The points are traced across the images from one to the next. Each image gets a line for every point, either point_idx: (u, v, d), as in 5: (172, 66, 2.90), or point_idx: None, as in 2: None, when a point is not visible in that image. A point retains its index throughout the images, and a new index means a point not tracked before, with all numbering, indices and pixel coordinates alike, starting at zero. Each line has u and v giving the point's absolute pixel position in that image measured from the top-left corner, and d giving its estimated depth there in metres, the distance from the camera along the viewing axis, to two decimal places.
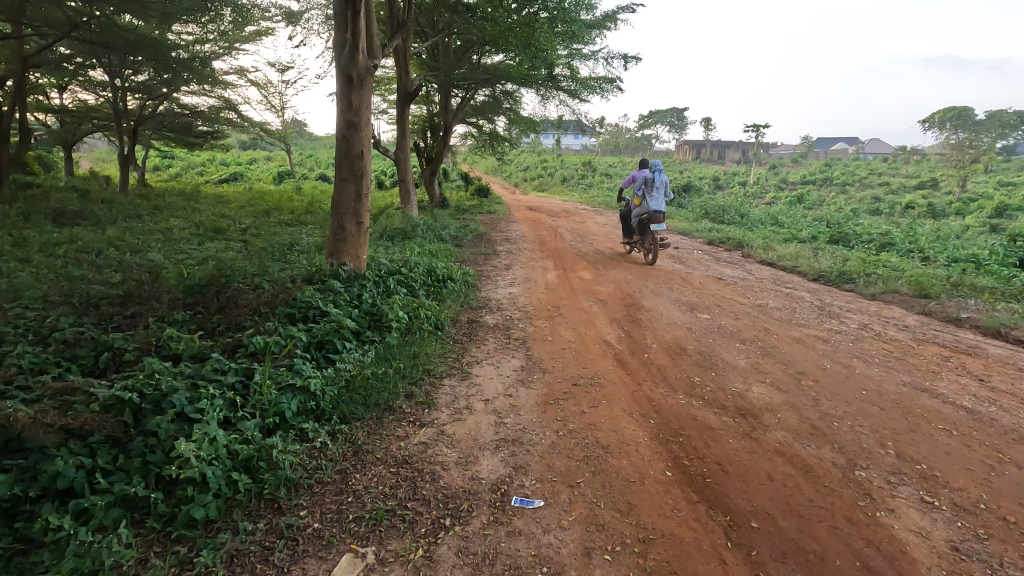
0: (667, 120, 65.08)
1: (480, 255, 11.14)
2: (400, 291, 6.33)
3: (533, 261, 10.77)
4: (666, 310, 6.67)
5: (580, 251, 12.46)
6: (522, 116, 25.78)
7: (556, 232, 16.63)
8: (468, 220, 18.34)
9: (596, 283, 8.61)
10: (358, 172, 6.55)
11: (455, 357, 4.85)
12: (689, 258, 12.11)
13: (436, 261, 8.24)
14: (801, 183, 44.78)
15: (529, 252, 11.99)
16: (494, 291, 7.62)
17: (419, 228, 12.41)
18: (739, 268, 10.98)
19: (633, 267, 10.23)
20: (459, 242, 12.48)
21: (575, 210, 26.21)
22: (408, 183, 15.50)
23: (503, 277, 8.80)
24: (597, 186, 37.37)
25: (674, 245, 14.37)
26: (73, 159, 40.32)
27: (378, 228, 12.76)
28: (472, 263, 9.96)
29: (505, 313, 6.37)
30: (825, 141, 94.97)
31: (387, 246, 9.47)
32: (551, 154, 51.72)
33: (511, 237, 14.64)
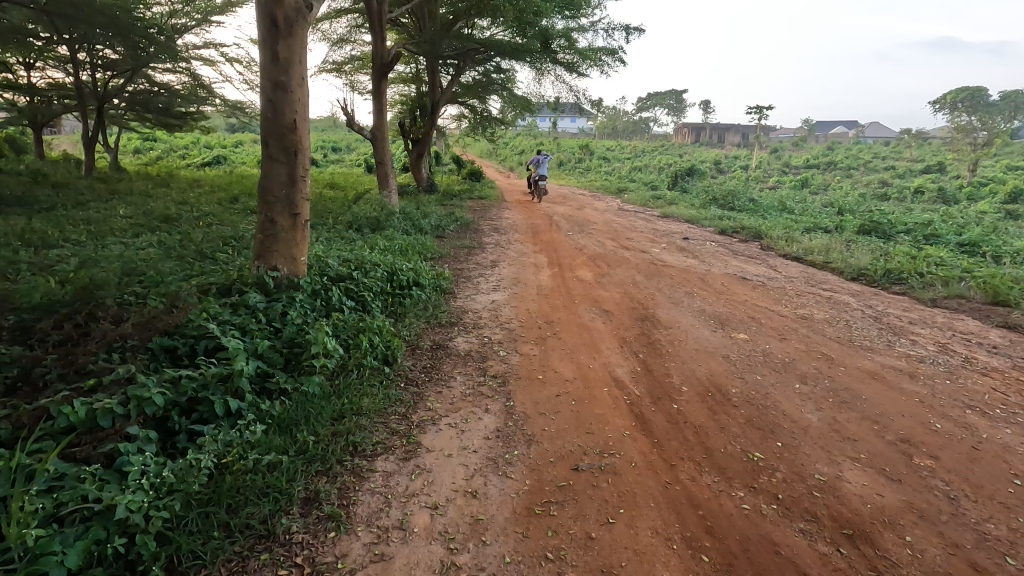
0: (666, 103, 63.11)
1: (462, 248, 9.67)
2: (344, 304, 4.85)
3: (524, 256, 9.31)
4: (690, 326, 5.22)
5: (578, 243, 11.02)
6: (515, 95, 24.07)
7: (551, 220, 15.15)
8: (455, 206, 16.84)
9: (600, 284, 7.16)
10: (290, 148, 4.99)
11: (401, 412, 3.39)
12: (702, 251, 10.68)
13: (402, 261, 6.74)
14: (806, 167, 43.22)
15: (520, 245, 10.53)
16: (472, 299, 6.17)
17: (395, 217, 10.92)
18: (761, 263, 9.57)
19: (640, 263, 8.79)
20: (441, 233, 11.01)
21: (572, 196, 24.63)
22: (386, 165, 13.89)
23: (487, 278, 7.35)
24: (594, 170, 35.69)
25: (682, 235, 12.91)
26: (47, 141, 38.39)
27: (350, 215, 11.25)
28: (451, 259, 8.48)
29: (482, 334, 4.91)
30: (825, 125, 93.20)
31: (349, 240, 8.00)
32: (547, 138, 49.93)
33: (500, 227, 13.17)
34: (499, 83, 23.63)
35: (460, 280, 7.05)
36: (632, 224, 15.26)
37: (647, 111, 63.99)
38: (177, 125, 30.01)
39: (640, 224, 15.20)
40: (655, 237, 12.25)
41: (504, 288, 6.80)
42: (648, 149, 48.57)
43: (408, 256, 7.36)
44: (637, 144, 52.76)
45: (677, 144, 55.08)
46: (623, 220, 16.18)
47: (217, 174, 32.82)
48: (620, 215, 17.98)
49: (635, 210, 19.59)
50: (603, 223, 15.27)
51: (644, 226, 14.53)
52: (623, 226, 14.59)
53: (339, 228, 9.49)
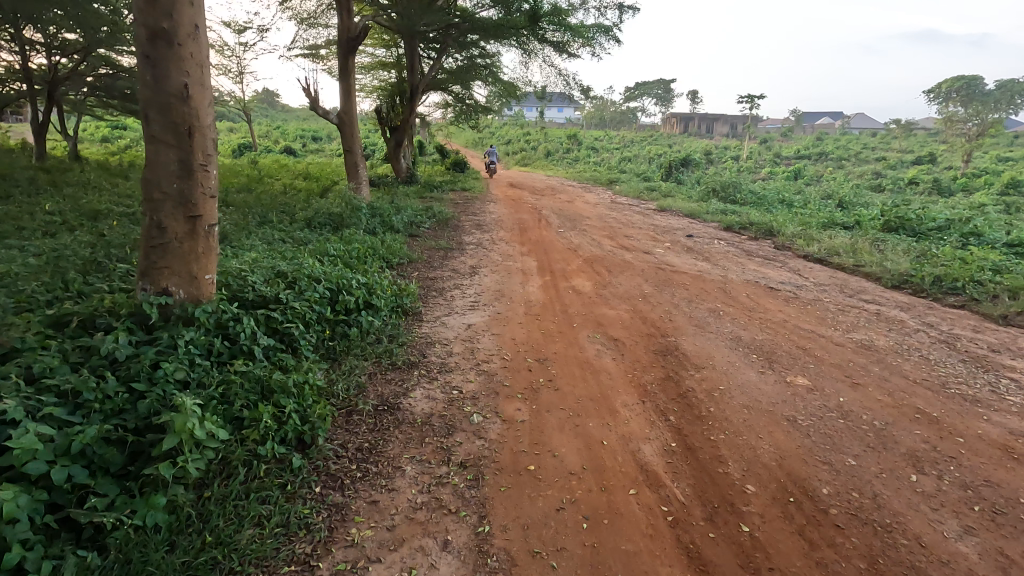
0: (653, 93, 61.76)
1: (438, 250, 8.31)
2: (257, 344, 3.48)
3: (510, 259, 7.99)
4: (728, 365, 3.93)
5: (571, 242, 9.74)
6: (501, 80, 22.59)
7: (539, 215, 13.87)
8: (434, 199, 15.49)
9: (604, 298, 5.86)
10: (182, 125, 3.59)
11: (303, 556, 2.10)
12: (712, 251, 9.47)
13: (354, 272, 5.36)
14: (796, 158, 42.23)
15: (505, 245, 9.20)
16: (444, 323, 4.82)
17: (362, 213, 9.54)
18: (781, 267, 8.34)
19: (646, 269, 7.51)
20: (415, 232, 9.63)
21: (560, 188, 23.35)
22: (356, 154, 12.40)
23: (465, 290, 6.02)
24: (582, 161, 34.34)
25: (685, 232, 11.65)
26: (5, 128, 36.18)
27: (310, 210, 9.84)
28: (422, 266, 7.12)
29: (450, 382, 3.57)
30: (811, 116, 92.90)
31: (297, 246, 6.60)
32: (534, 128, 48.48)
33: (484, 222, 11.86)
34: (483, 68, 22.13)
35: (430, 295, 5.70)
36: (627, 219, 14.00)
37: (635, 101, 62.61)
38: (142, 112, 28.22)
39: (637, 219, 13.92)
40: (657, 235, 10.98)
41: (485, 304, 5.48)
42: (637, 140, 47.35)
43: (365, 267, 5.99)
44: (626, 135, 51.46)
45: (664, 134, 53.94)
46: (617, 215, 14.90)
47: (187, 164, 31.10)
48: (613, 208, 16.69)
49: (628, 203, 18.34)
50: (596, 218, 13.98)
51: (641, 222, 13.25)
52: (619, 222, 13.31)
53: (293, 230, 8.08)
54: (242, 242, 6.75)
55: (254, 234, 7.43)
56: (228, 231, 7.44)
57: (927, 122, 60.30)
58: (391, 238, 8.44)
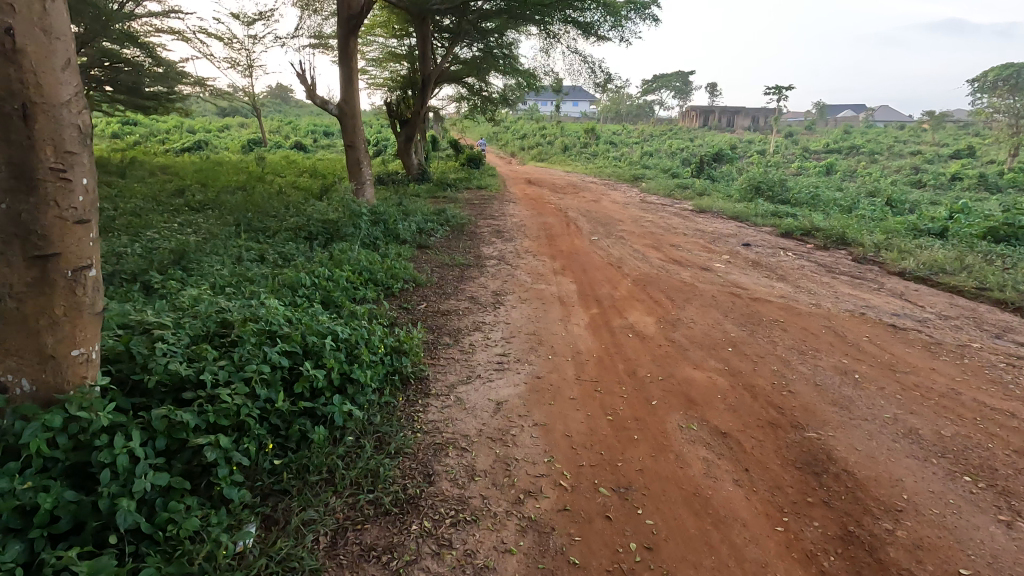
0: (672, 85, 59.42)
1: (452, 268, 6.78)
2: (135, 493, 1.98)
3: (541, 280, 6.43)
4: (940, 507, 2.35)
5: (612, 255, 8.15)
6: (519, 70, 20.92)
7: (566, 217, 12.32)
8: (447, 200, 14.00)
9: (682, 347, 4.26)
10: (9, 100, 2.06)
11: None
12: (783, 266, 7.84)
13: (332, 316, 3.82)
14: (826, 152, 39.89)
15: (533, 258, 7.63)
16: (459, 400, 3.26)
17: (362, 220, 8.06)
18: (879, 289, 6.69)
19: (716, 294, 5.91)
20: (425, 242, 8.13)
21: (582, 185, 21.68)
22: (358, 149, 10.83)
23: (491, 334, 4.47)
24: (600, 156, 32.52)
25: (739, 239, 9.99)
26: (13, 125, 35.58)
27: (303, 217, 8.39)
28: (434, 294, 5.57)
29: (474, 556, 2.06)
30: (835, 109, 89.92)
31: (271, 271, 5.10)
32: (549, 122, 46.79)
33: (504, 227, 10.37)
34: (500, 57, 20.49)
35: (440, 346, 4.15)
36: (666, 222, 12.35)
37: (653, 94, 60.31)
38: (150, 106, 27.33)
39: (676, 222, 12.27)
40: (709, 244, 9.34)
41: (518, 360, 3.91)
42: (657, 134, 45.40)
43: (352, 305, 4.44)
44: (645, 129, 49.52)
45: (684, 127, 51.80)
46: (652, 217, 13.24)
47: (194, 160, 30.12)
48: (645, 209, 15.04)
49: (661, 202, 16.63)
50: (630, 221, 12.35)
51: (683, 227, 11.60)
52: (658, 226, 11.66)
53: (276, 245, 6.63)
54: (203, 265, 5.30)
55: (225, 252, 5.99)
56: (192, 247, 5.99)
57: (962, 113, 57.22)
58: (393, 254, 6.94)
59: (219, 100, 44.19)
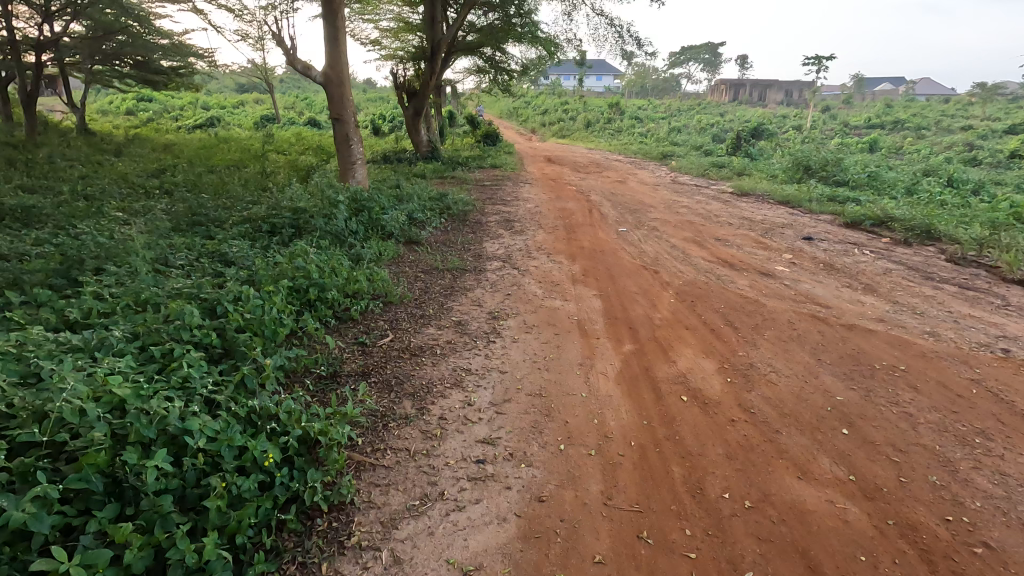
0: (701, 57, 56.24)
1: (441, 275, 5.32)
2: None
3: (556, 291, 4.93)
4: None
5: (645, 253, 6.62)
6: (538, 37, 19.07)
7: (589, 202, 10.76)
8: (455, 181, 12.51)
9: (768, 425, 2.75)
10: None
11: None
12: (864, 270, 6.23)
13: (203, 387, 2.37)
14: (868, 127, 37.08)
15: (548, 258, 6.14)
16: (396, 569, 1.86)
17: (341, 207, 6.64)
18: (1004, 307, 5.06)
19: (793, 317, 4.36)
20: (416, 237, 6.70)
21: (606, 163, 19.90)
22: (347, 124, 9.32)
23: (474, 395, 3.01)
24: (625, 132, 30.48)
25: (797, 231, 8.33)
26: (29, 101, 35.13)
27: (273, 203, 7.02)
28: (408, 318, 4.12)
29: None
30: (873, 81, 84.96)
31: (176, 290, 3.68)
32: (571, 96, 44.53)
33: (515, 215, 8.88)
34: (518, 24, 18.72)
35: (392, 422, 2.70)
36: (705, 208, 10.70)
37: (682, 66, 57.20)
38: (159, 81, 26.35)
39: (717, 209, 10.61)
40: (762, 239, 7.73)
41: (509, 456, 2.45)
42: (686, 108, 42.93)
43: (265, 353, 3.01)
44: (671, 103, 46.92)
45: (714, 102, 49.08)
46: (688, 201, 11.58)
47: (204, 137, 29.16)
48: (678, 191, 13.34)
49: (694, 184, 14.87)
50: (663, 207, 10.72)
51: (725, 214, 9.94)
52: (696, 213, 10.03)
53: (221, 246, 5.26)
54: (96, 279, 3.93)
55: (147, 257, 4.65)
56: (104, 251, 4.63)
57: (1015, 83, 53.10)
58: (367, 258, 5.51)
59: (231, 75, 43.03)
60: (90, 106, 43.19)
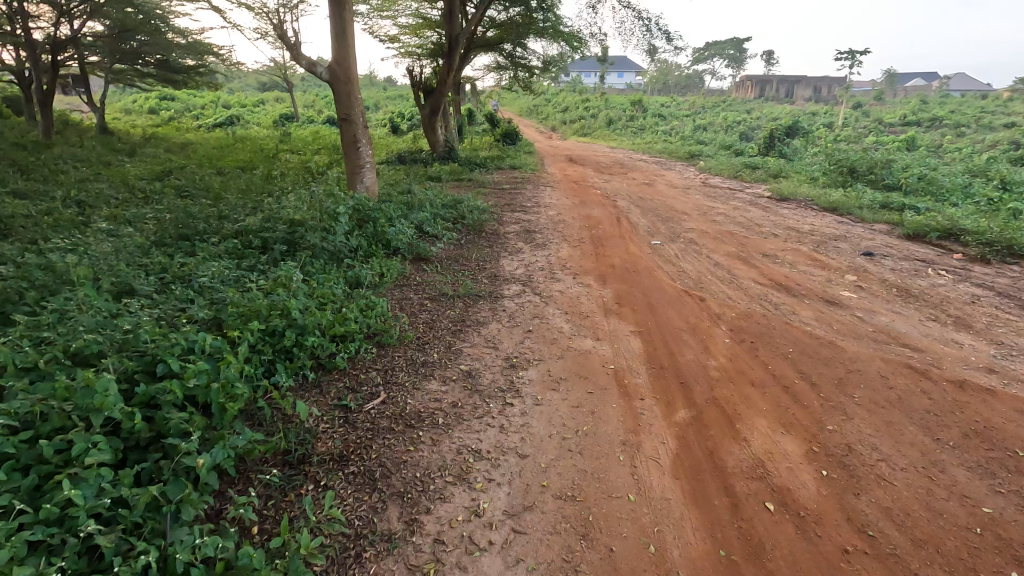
0: (726, 53, 54.57)
1: (452, 304, 4.58)
2: None
3: (587, 327, 4.15)
4: None
5: (686, 273, 5.80)
6: (561, 33, 18.22)
7: (616, 208, 9.94)
8: (472, 185, 11.80)
9: (900, 564, 1.97)
10: None
11: None
12: (947, 296, 5.32)
13: (90, 522, 1.66)
14: (904, 124, 35.42)
15: (575, 280, 5.37)
16: None
17: (342, 218, 5.94)
18: None
19: (884, 368, 3.52)
20: (425, 253, 5.96)
21: (631, 164, 18.98)
22: (356, 125, 8.64)
23: (484, 499, 2.25)
24: (649, 130, 29.45)
25: (853, 246, 7.41)
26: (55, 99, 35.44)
27: (270, 212, 6.35)
28: (407, 367, 3.37)
29: None
30: (904, 77, 82.19)
31: (119, 336, 2.98)
32: (593, 93, 43.54)
33: (536, 224, 8.12)
34: (540, 19, 17.89)
35: (371, 552, 1.97)
36: (744, 215, 9.80)
37: (706, 62, 55.63)
38: (180, 80, 26.12)
39: (757, 216, 9.72)
40: (816, 255, 6.84)
41: None
42: (711, 105, 41.60)
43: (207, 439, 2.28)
44: (695, 100, 45.57)
45: (740, 99, 47.55)
46: (724, 207, 10.68)
47: (222, 136, 28.92)
48: (710, 195, 12.43)
49: (727, 187, 13.93)
50: (697, 214, 9.85)
51: (768, 223, 9.04)
52: (735, 222, 9.15)
53: (200, 269, 4.59)
54: (30, 318, 3.24)
55: (106, 285, 3.97)
56: (60, 276, 3.97)
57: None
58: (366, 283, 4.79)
59: (251, 74, 42.97)
60: (114, 105, 43.43)
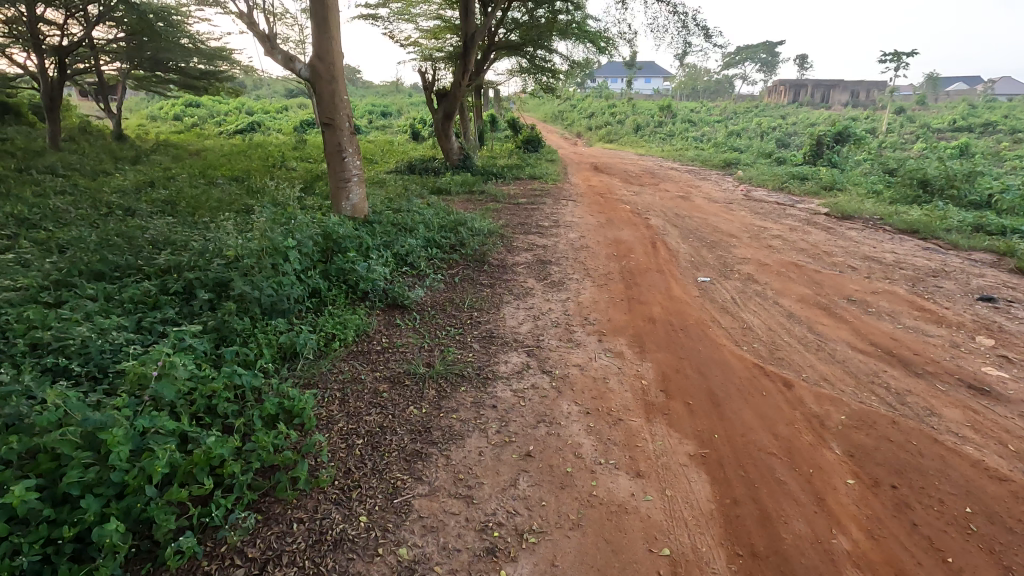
0: (760, 57, 52.26)
1: (418, 391, 3.14)
2: None
3: (620, 446, 2.66)
4: None
5: (752, 333, 4.25)
6: (586, 32, 16.77)
7: (650, 229, 8.43)
8: (483, 199, 10.45)
9: None
10: None
11: None
12: None
13: None
14: (955, 129, 32.81)
15: (601, 344, 3.87)
16: None
17: (297, 250, 4.56)
18: None
19: None
20: (402, 296, 4.55)
21: (662, 173, 17.38)
22: (341, 130, 7.30)
23: None
24: (679, 136, 27.74)
25: (963, 286, 5.74)
26: (81, 105, 35.46)
27: (215, 237, 5.03)
28: (308, 552, 1.96)
29: None
30: (948, 80, 78.13)
31: None
32: (620, 98, 41.90)
33: (552, 251, 6.68)
34: (563, 18, 16.48)
35: None
36: (804, 238, 8.15)
37: (738, 65, 53.39)
38: (200, 87, 25.46)
39: (821, 240, 8.07)
40: (920, 301, 5.20)
41: None
42: (744, 111, 39.57)
43: None
44: (727, 105, 43.50)
45: (774, 104, 45.31)
46: (777, 227, 9.06)
47: (238, 142, 28.23)
48: (758, 212, 10.79)
49: (776, 201, 12.26)
50: (747, 236, 8.23)
51: (839, 250, 7.40)
52: (796, 248, 7.52)
53: (68, 333, 3.22)
54: None
55: None
56: None
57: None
58: (301, 361, 3.38)
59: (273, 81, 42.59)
60: (141, 112, 43.65)
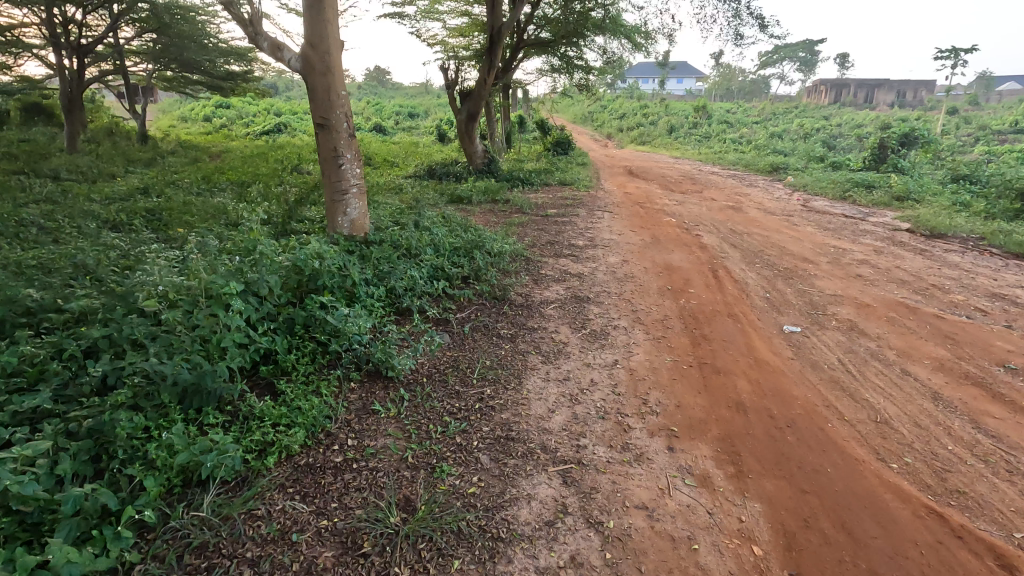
0: (801, 55, 49.75)
1: (383, 568, 1.91)
2: None
3: None
4: None
5: (893, 433, 2.88)
6: (623, 26, 15.35)
7: (704, 250, 7.06)
8: (506, 210, 9.21)
9: None
10: None
11: None
12: None
13: None
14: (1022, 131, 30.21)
15: (675, 460, 2.56)
16: None
17: (248, 291, 3.34)
18: None
19: None
20: (386, 360, 3.30)
21: (703, 178, 15.90)
22: (337, 133, 6.11)
23: None
24: (716, 138, 26.08)
25: None
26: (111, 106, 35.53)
27: (154, 267, 3.86)
28: None
29: None
30: (1003, 79, 73.68)
31: None
32: (652, 99, 40.22)
33: (589, 282, 5.39)
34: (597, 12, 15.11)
35: None
36: (897, 264, 6.67)
37: (777, 64, 50.98)
38: (227, 88, 24.57)
39: (919, 267, 6.58)
40: None
41: None
42: (785, 111, 37.48)
43: None
44: (767, 105, 41.31)
45: (816, 104, 42.90)
46: (857, 248, 7.57)
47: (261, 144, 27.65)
48: (825, 227, 9.29)
49: (842, 213, 10.71)
50: (826, 262, 6.76)
51: (949, 282, 5.91)
52: (894, 279, 6.03)
53: None
54: None
55: None
56: None
57: None
58: (209, 496, 2.18)
59: None
60: (171, 113, 43.82)
